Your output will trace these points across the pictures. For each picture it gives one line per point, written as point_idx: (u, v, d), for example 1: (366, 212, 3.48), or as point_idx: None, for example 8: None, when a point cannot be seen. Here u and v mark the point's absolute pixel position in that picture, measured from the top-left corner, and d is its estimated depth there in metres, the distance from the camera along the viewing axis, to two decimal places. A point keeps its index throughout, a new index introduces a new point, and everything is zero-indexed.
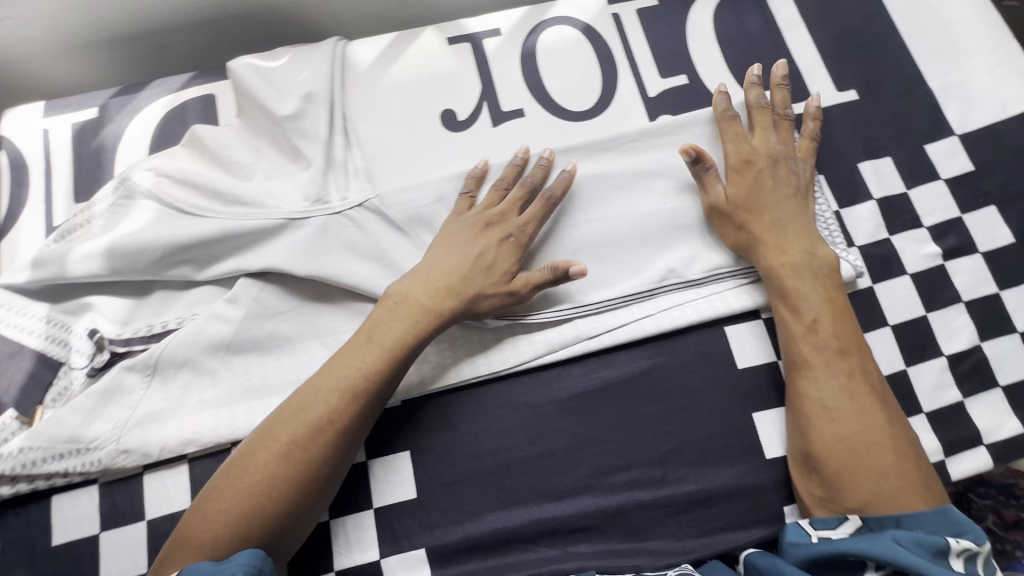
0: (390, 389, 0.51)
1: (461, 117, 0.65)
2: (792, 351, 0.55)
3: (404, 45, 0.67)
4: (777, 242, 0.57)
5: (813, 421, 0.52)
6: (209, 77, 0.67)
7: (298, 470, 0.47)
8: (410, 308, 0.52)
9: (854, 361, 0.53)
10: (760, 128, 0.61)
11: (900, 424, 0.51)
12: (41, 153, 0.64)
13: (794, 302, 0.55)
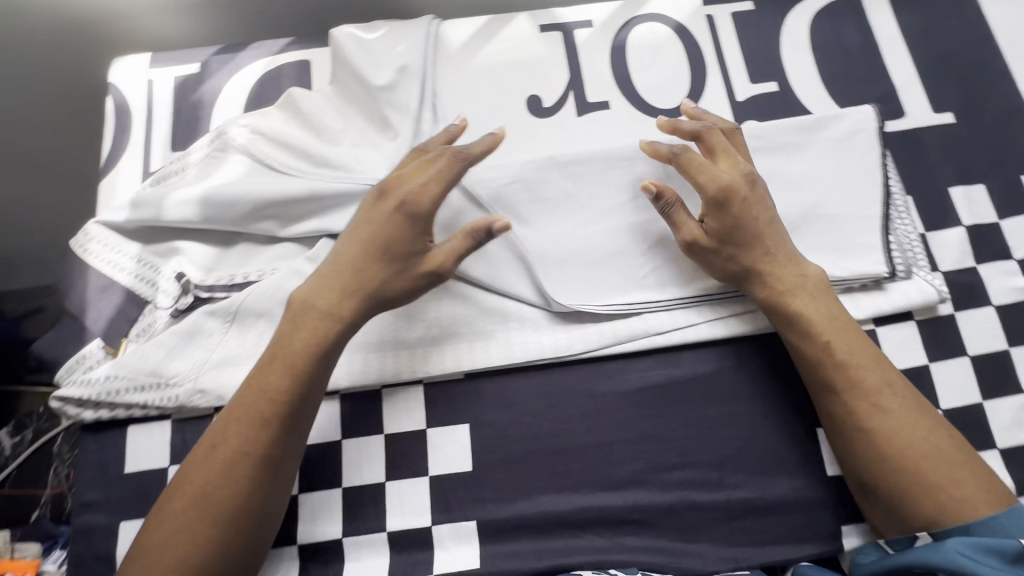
0: (325, 369, 0.51)
1: (547, 104, 0.65)
2: (811, 379, 0.53)
3: (496, 29, 0.68)
4: (761, 262, 0.54)
5: (853, 450, 0.51)
6: (307, 44, 0.69)
7: (241, 469, 0.47)
8: (326, 298, 0.51)
9: (874, 378, 0.51)
10: (712, 151, 0.57)
11: (936, 429, 0.50)
12: (145, 102, 0.67)
13: (798, 323, 0.53)
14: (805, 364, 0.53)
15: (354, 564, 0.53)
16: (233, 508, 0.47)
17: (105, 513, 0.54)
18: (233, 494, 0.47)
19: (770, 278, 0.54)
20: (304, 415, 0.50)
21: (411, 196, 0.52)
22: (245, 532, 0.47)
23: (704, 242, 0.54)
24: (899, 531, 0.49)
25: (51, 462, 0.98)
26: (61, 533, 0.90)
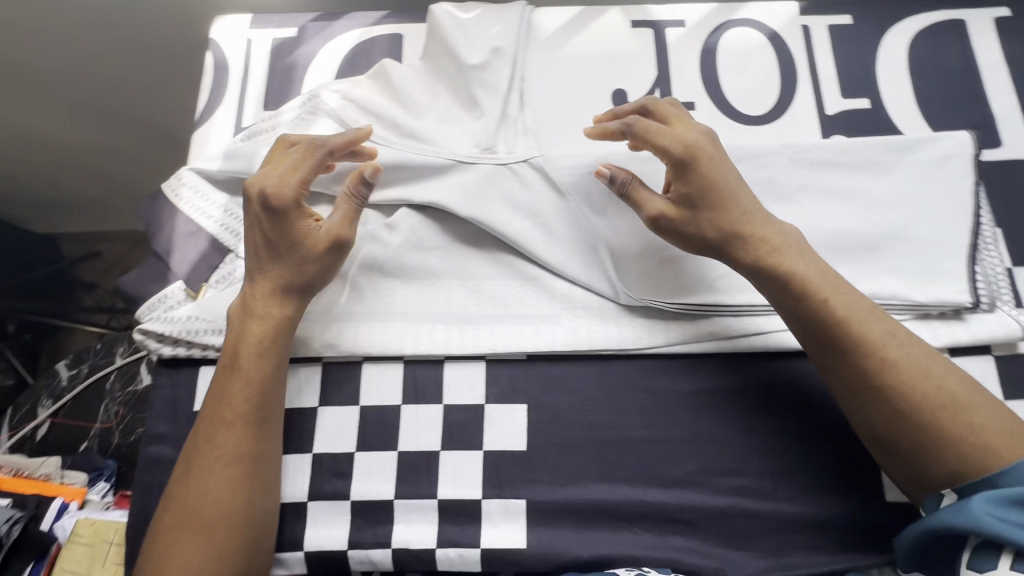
0: (278, 368, 0.54)
1: (632, 98, 0.65)
2: (810, 339, 0.51)
3: (588, 20, 0.69)
4: (741, 226, 0.52)
5: (865, 409, 0.49)
6: (401, 18, 0.70)
7: (218, 474, 0.50)
8: (271, 307, 0.54)
9: (877, 329, 0.49)
10: (664, 119, 0.56)
11: (945, 379, 0.47)
12: (242, 60, 0.69)
13: (794, 282, 0.50)
14: (805, 324, 0.51)
15: (402, 526, 0.54)
16: (222, 511, 0.49)
17: (172, 447, 0.57)
18: (218, 500, 0.49)
19: (753, 236, 0.52)
20: (270, 411, 0.53)
21: (279, 186, 0.54)
22: (242, 535, 0.49)
23: (671, 213, 0.53)
24: (925, 492, 0.47)
25: (103, 398, 1.01)
26: (108, 466, 0.93)
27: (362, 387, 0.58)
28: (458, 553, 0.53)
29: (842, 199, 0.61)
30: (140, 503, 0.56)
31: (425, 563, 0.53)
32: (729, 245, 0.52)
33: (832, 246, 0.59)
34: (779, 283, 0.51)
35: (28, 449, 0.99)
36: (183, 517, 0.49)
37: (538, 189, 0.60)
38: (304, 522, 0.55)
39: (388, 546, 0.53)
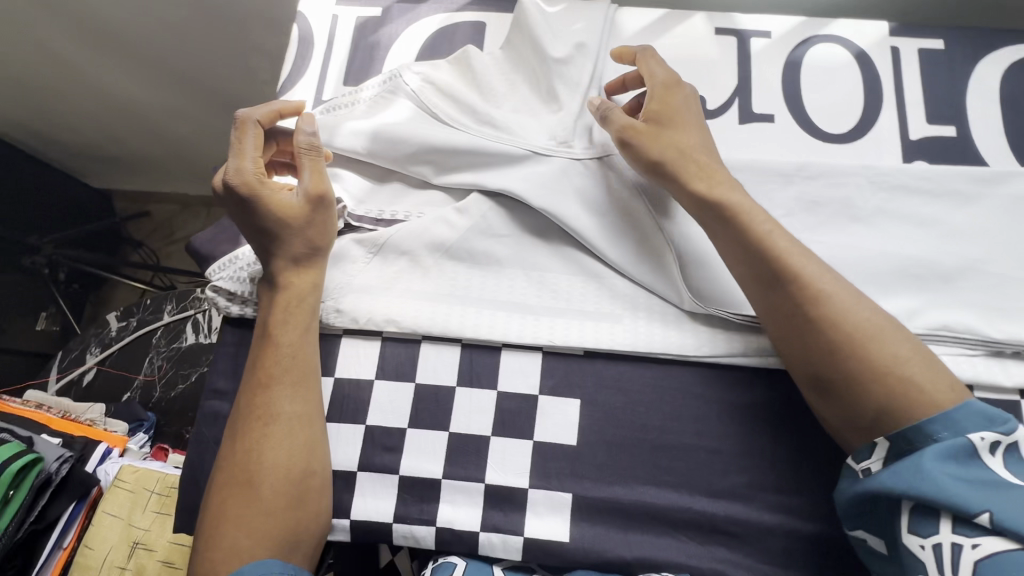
0: (306, 330, 0.55)
1: (711, 105, 0.65)
2: (751, 278, 0.51)
3: (672, 24, 0.68)
4: (694, 158, 0.54)
5: (802, 343, 0.49)
6: (484, 6, 0.71)
7: (260, 436, 0.51)
8: (296, 274, 0.55)
9: (809, 261, 0.50)
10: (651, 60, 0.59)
11: (872, 313, 0.48)
12: (327, 35, 0.71)
13: (735, 212, 0.51)
14: (747, 263, 0.51)
15: (447, 506, 0.55)
16: (266, 469, 0.50)
17: (230, 404, 0.58)
18: (263, 459, 0.51)
19: (707, 168, 0.53)
20: (302, 371, 0.54)
21: (235, 170, 0.53)
22: (291, 492, 0.50)
23: (639, 133, 0.55)
24: (862, 442, 0.47)
25: (149, 351, 1.03)
26: (148, 418, 0.96)
27: (418, 365, 0.58)
28: (501, 539, 0.54)
29: (919, 226, 0.59)
30: (197, 454, 0.58)
31: (466, 545, 0.54)
32: (681, 169, 0.53)
33: (906, 272, 0.58)
34: (721, 210, 0.52)
35: (75, 392, 1.04)
36: (232, 476, 0.50)
37: (612, 187, 0.60)
38: (351, 491, 0.56)
39: (433, 524, 0.54)
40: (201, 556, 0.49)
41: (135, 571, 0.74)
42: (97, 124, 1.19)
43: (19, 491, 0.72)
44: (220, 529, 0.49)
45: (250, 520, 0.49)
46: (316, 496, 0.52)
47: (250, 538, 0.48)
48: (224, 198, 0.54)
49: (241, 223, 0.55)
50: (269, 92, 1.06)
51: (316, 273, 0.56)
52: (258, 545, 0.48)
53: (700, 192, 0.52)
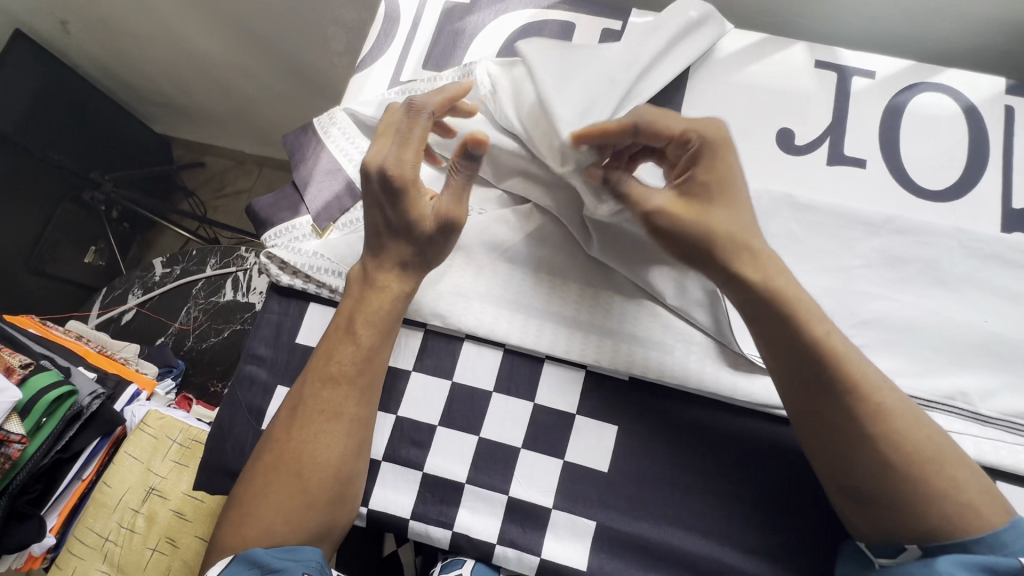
0: (386, 333, 0.53)
1: (799, 141, 0.62)
2: (800, 381, 0.44)
3: (769, 50, 0.65)
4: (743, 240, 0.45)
5: (842, 451, 0.44)
6: (574, 7, 0.69)
7: (317, 430, 0.50)
8: (393, 276, 0.52)
9: (871, 374, 0.44)
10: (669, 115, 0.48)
11: (933, 434, 0.43)
12: (413, 17, 0.70)
13: (795, 317, 0.44)
14: (801, 362, 0.44)
15: (466, 512, 0.53)
16: (315, 464, 0.49)
17: (267, 371, 0.59)
18: (316, 455, 0.50)
19: (752, 259, 0.45)
20: (373, 376, 0.52)
21: (397, 164, 0.48)
22: (332, 490, 0.50)
23: (672, 215, 0.46)
24: (886, 540, 0.44)
25: (187, 300, 1.05)
26: (177, 366, 0.98)
27: (458, 364, 0.57)
28: (516, 555, 0.52)
29: (1011, 303, 0.55)
30: (228, 415, 0.58)
31: (480, 554, 0.53)
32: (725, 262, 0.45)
33: (989, 350, 0.54)
34: (778, 310, 0.44)
35: (114, 329, 1.07)
36: (282, 462, 0.50)
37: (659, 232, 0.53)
38: (373, 480, 0.55)
39: (450, 527, 0.53)
40: (232, 524, 0.50)
41: (147, 516, 0.75)
42: (171, 74, 1.22)
43: (50, 420, 0.73)
44: (258, 508, 0.49)
45: (289, 509, 0.49)
46: (353, 495, 0.52)
47: (284, 525, 0.48)
48: (372, 186, 0.49)
49: (376, 216, 0.51)
50: (340, 64, 1.07)
51: (409, 280, 0.52)
52: (289, 534, 0.48)
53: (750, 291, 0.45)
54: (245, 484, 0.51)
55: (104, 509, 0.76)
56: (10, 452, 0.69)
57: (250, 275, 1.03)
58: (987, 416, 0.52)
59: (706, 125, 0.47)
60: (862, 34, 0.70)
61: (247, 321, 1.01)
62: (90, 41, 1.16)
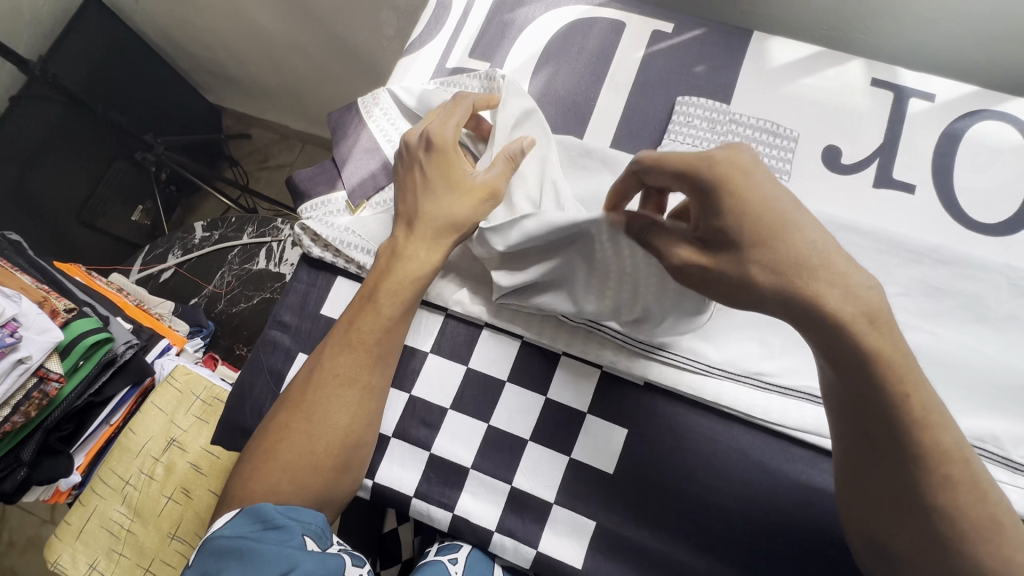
0: (409, 306, 0.53)
1: (845, 160, 0.60)
2: (864, 437, 0.38)
3: (824, 64, 0.63)
4: (802, 283, 0.35)
5: (876, 505, 0.39)
6: (627, 6, 0.68)
7: (331, 396, 0.51)
8: (425, 248, 0.53)
9: (952, 445, 0.36)
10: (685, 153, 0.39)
11: (1001, 508, 0.36)
12: (465, 5, 0.71)
13: (878, 370, 0.35)
14: (859, 414, 0.38)
15: (469, 496, 0.54)
16: (326, 430, 0.51)
17: (290, 338, 0.61)
18: (330, 420, 0.51)
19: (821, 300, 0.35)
20: (389, 348, 0.53)
21: (440, 127, 0.53)
22: (339, 455, 0.51)
23: (700, 261, 0.39)
24: None
25: (223, 265, 1.09)
26: (207, 326, 1.02)
27: (474, 351, 0.58)
28: (513, 545, 0.52)
29: None
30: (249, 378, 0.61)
31: (478, 540, 0.53)
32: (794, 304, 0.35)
33: None
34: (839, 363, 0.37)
35: (151, 285, 1.11)
36: (294, 422, 0.51)
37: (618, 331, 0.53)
38: (381, 455, 0.56)
39: (450, 510, 0.54)
40: (246, 477, 0.51)
41: (165, 465, 0.78)
42: (228, 44, 1.26)
43: (88, 363, 0.77)
44: (268, 465, 0.51)
45: (296, 470, 0.50)
46: (359, 464, 0.53)
47: (290, 485, 0.50)
48: (416, 151, 0.54)
49: (415, 181, 0.54)
50: (388, 48, 1.09)
51: (441, 253, 0.53)
52: (294, 493, 0.50)
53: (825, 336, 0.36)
54: (261, 440, 0.53)
55: (127, 454, 0.80)
56: (47, 390, 0.72)
57: (284, 246, 1.07)
58: (1020, 464, 0.50)
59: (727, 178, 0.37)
60: (925, 55, 0.68)
61: (276, 290, 1.04)
62: (156, 8, 1.21)
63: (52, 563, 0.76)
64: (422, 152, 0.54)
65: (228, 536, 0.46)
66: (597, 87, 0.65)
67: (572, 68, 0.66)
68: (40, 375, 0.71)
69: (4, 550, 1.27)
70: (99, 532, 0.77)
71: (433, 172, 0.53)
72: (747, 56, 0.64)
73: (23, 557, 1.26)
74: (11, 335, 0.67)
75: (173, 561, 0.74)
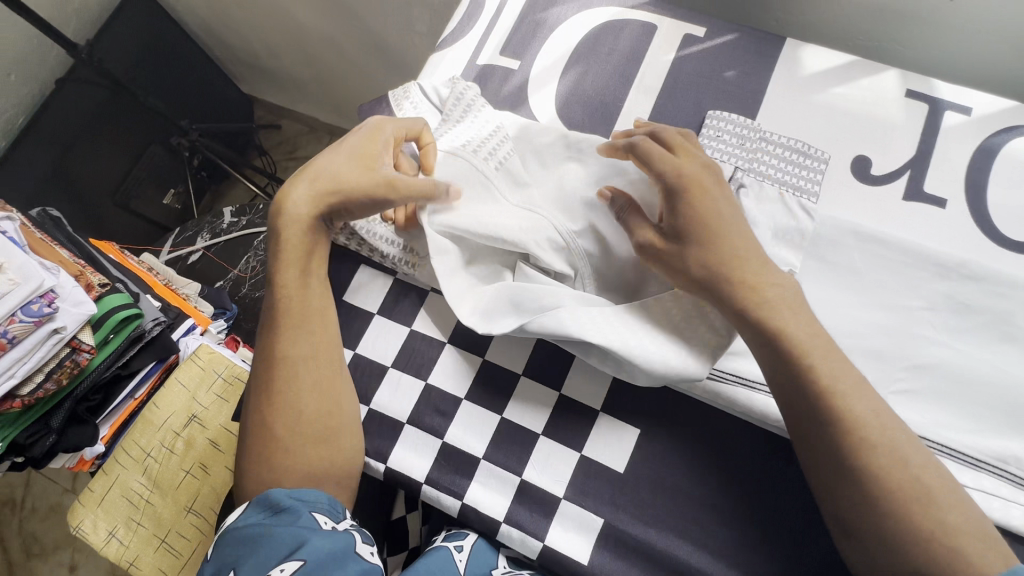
0: (305, 272, 0.55)
1: (875, 171, 0.59)
2: (791, 410, 0.45)
3: (858, 74, 0.62)
4: (728, 265, 0.47)
5: (826, 484, 0.44)
6: (660, 9, 0.68)
7: (266, 375, 0.53)
8: (306, 209, 0.54)
9: (862, 412, 0.43)
10: (671, 148, 0.52)
11: (923, 476, 0.42)
12: (498, 3, 0.71)
13: (783, 341, 0.44)
14: (786, 392, 0.45)
15: (478, 486, 0.54)
16: (276, 410, 0.52)
17: None
18: (273, 399, 0.52)
19: (747, 284, 0.46)
20: (302, 314, 0.54)
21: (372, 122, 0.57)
22: (306, 430, 0.52)
23: (658, 244, 0.50)
24: None
25: (248, 251, 1.12)
26: (230, 309, 1.04)
27: (491, 343, 0.59)
28: (520, 536, 0.53)
29: None
30: None
31: (485, 530, 0.54)
32: (721, 282, 0.46)
33: None
34: (775, 344, 0.45)
35: (179, 267, 1.14)
36: (260, 402, 0.53)
37: (640, 372, 0.51)
38: (393, 440, 0.57)
39: (459, 498, 0.54)
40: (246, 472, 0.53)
41: (186, 440, 0.80)
42: (264, 36, 1.29)
43: (117, 337, 0.80)
44: (267, 450, 0.52)
45: (286, 446, 0.51)
46: (343, 437, 0.53)
47: (271, 468, 0.51)
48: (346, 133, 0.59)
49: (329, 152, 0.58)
50: (419, 45, 1.10)
51: (324, 214, 0.55)
52: (286, 476, 0.50)
53: (740, 313, 0.46)
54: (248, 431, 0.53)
55: (149, 427, 0.81)
56: (79, 360, 0.75)
57: None
58: None
59: (693, 177, 0.50)
60: (963, 68, 0.66)
61: None
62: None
63: (73, 528, 0.78)
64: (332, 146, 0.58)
65: (247, 528, 0.48)
66: (626, 89, 0.65)
67: (601, 70, 0.66)
68: (73, 346, 0.74)
69: (26, 515, 1.31)
70: (119, 501, 0.79)
71: (331, 155, 0.56)
72: (779, 63, 0.64)
73: (44, 523, 1.30)
74: (50, 305, 0.69)
75: (188, 533, 0.77)
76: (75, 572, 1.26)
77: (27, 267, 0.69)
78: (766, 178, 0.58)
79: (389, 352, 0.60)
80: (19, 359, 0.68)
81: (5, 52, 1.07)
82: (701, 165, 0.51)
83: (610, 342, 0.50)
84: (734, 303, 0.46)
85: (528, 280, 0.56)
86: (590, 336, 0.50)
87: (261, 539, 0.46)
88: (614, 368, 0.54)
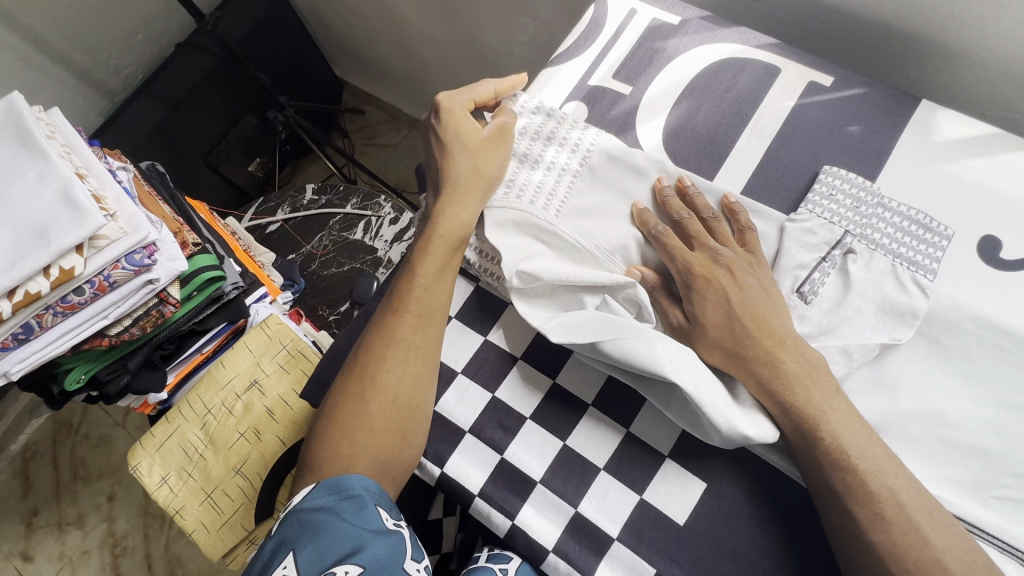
0: (443, 266, 0.59)
1: (1004, 254, 0.54)
2: (811, 479, 0.48)
3: (998, 148, 0.58)
4: (748, 344, 0.50)
5: (850, 557, 0.46)
6: (786, 52, 0.65)
7: (379, 354, 0.56)
8: (456, 206, 0.59)
9: (878, 487, 0.45)
10: (690, 234, 0.55)
11: (945, 558, 0.43)
12: (618, 25, 0.70)
13: (796, 410, 0.48)
14: (807, 459, 0.48)
15: (530, 510, 0.54)
16: (377, 388, 0.55)
17: None
18: (378, 377, 0.55)
19: (767, 357, 0.49)
20: (430, 309, 0.57)
21: (448, 99, 0.61)
22: (392, 417, 0.54)
23: (683, 324, 0.54)
24: None
25: (323, 229, 1.15)
26: (298, 283, 1.08)
27: (564, 366, 0.58)
28: (567, 570, 0.52)
29: None
30: (348, 338, 0.68)
31: (531, 555, 0.53)
32: (743, 362, 0.50)
33: None
34: (792, 413, 0.48)
35: (257, 235, 1.19)
36: (363, 381, 0.55)
37: (713, 433, 0.50)
38: (453, 447, 0.57)
39: (510, 518, 0.53)
40: (321, 446, 0.55)
41: (245, 403, 0.83)
42: (369, 27, 1.33)
43: (201, 295, 0.84)
44: (356, 431, 0.54)
45: (379, 433, 0.54)
46: (417, 435, 0.55)
47: (350, 447, 0.53)
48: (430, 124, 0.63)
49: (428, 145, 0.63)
50: (518, 52, 1.11)
51: (475, 214, 0.59)
52: (358, 462, 0.53)
53: (761, 386, 0.49)
54: (338, 407, 0.55)
55: (213, 384, 0.84)
56: (163, 311, 0.79)
57: (382, 223, 1.14)
58: None
59: (706, 268, 0.53)
60: None
61: (367, 263, 1.11)
62: None
63: (131, 468, 0.81)
64: (432, 139, 0.62)
65: (311, 507, 0.49)
66: (738, 130, 0.63)
67: (714, 106, 0.65)
68: (161, 297, 0.78)
69: (78, 440, 1.40)
70: (175, 450, 0.82)
71: (450, 144, 0.60)
72: (910, 125, 0.60)
73: (92, 450, 1.39)
74: (150, 258, 0.73)
75: (234, 494, 0.80)
76: (112, 502, 1.33)
77: (137, 219, 0.72)
78: (878, 248, 0.55)
79: (460, 358, 0.60)
80: (114, 303, 0.73)
81: (136, 14, 1.15)
82: (727, 258, 0.53)
83: (702, 395, 0.48)
84: (756, 379, 0.49)
85: (615, 312, 0.54)
86: (682, 383, 0.48)
87: (325, 526, 0.47)
88: (684, 422, 0.51)
